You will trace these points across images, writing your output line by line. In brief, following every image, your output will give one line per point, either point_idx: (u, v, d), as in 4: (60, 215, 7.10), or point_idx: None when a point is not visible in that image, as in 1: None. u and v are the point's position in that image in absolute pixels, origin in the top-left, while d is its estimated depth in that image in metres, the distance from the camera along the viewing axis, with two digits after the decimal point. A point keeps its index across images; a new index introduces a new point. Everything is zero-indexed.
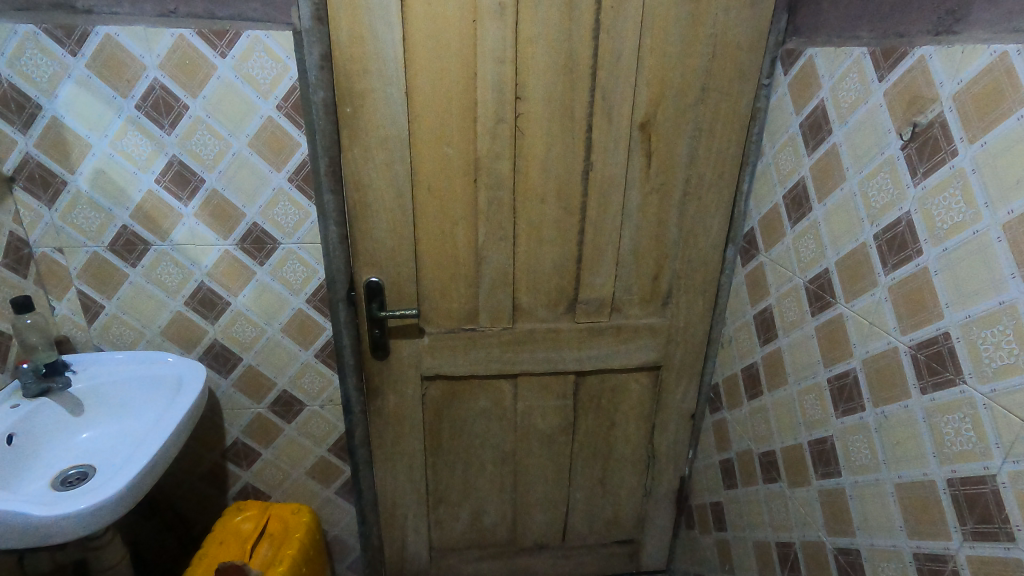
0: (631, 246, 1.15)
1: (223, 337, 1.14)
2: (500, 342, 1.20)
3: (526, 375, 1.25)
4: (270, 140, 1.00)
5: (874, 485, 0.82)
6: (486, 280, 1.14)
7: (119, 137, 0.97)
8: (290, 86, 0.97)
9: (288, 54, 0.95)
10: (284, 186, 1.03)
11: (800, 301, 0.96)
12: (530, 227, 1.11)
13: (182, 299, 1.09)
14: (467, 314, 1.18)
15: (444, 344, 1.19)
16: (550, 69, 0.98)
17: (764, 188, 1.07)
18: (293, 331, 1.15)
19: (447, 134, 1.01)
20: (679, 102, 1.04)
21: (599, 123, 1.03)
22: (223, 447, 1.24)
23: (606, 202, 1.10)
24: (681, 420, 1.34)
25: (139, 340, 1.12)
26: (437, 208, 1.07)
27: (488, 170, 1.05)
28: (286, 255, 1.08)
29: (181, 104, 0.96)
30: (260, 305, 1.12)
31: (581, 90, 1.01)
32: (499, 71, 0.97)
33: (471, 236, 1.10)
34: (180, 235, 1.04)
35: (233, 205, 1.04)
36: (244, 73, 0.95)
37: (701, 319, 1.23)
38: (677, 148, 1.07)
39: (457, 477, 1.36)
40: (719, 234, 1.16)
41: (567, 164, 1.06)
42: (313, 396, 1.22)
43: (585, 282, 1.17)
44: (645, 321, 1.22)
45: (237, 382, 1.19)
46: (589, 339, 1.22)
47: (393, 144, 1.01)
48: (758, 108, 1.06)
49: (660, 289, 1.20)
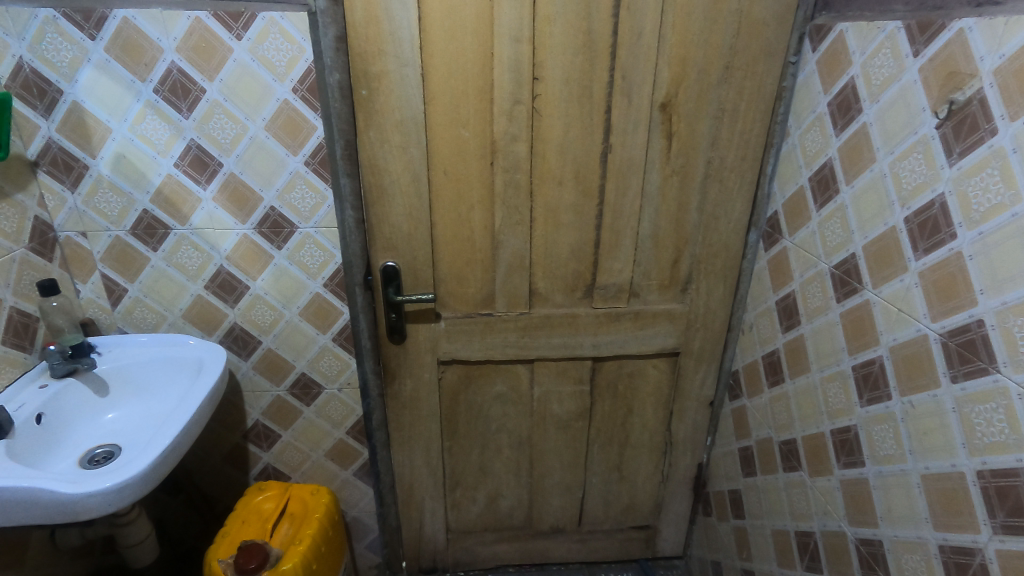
0: (651, 230, 1.13)
1: (243, 321, 1.14)
2: (516, 328, 1.20)
3: (543, 360, 1.25)
4: (286, 124, 0.99)
5: (898, 475, 0.80)
6: (503, 264, 1.14)
7: (138, 121, 0.97)
8: (306, 68, 0.96)
9: (303, 35, 0.94)
10: (301, 169, 1.02)
11: (825, 286, 0.94)
12: (546, 210, 1.10)
13: (202, 282, 1.10)
14: (483, 299, 1.18)
15: (461, 329, 1.19)
16: (568, 48, 0.97)
17: (789, 169, 1.04)
18: (311, 315, 1.15)
19: (464, 117, 1.01)
20: (701, 81, 1.01)
21: (618, 102, 1.01)
22: (244, 429, 1.26)
23: (625, 185, 1.08)
24: (700, 407, 1.33)
25: (161, 323, 1.13)
26: (453, 192, 1.07)
27: (505, 152, 1.04)
28: (304, 239, 1.08)
29: (198, 87, 0.95)
30: (278, 289, 1.12)
31: (601, 70, 0.99)
32: (516, 50, 0.96)
33: (487, 219, 1.10)
34: (199, 219, 1.05)
35: (250, 188, 1.03)
36: (260, 56, 0.94)
37: (721, 305, 1.21)
38: (700, 130, 1.05)
39: (474, 460, 1.37)
40: (741, 219, 1.13)
41: (586, 146, 1.05)
42: (331, 379, 1.22)
43: (602, 267, 1.16)
44: (663, 306, 1.21)
45: (257, 366, 1.19)
46: (607, 325, 1.21)
47: (409, 128, 1.01)
48: (783, 87, 1.03)
49: (679, 275, 1.18)
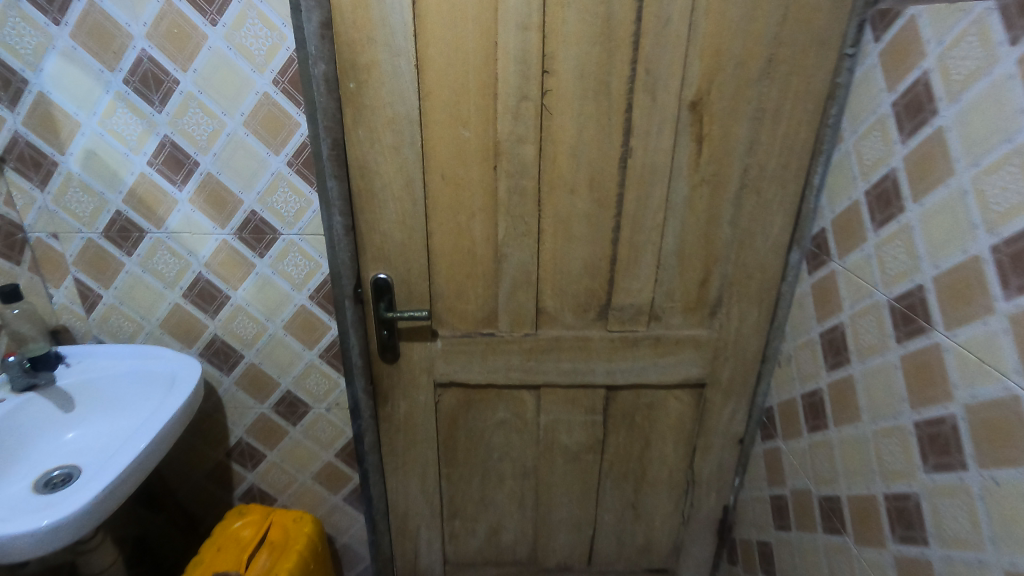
0: (675, 246, 1.00)
1: (224, 333, 1.05)
2: (521, 350, 1.08)
3: (550, 386, 1.12)
4: (267, 120, 0.89)
5: (972, 564, 0.65)
6: (507, 280, 1.02)
7: (108, 115, 0.88)
8: (287, 57, 0.86)
9: (284, 21, 0.84)
10: (283, 170, 0.93)
11: (882, 322, 0.79)
12: (556, 221, 0.97)
13: (180, 291, 1.02)
14: (485, 317, 1.06)
15: (459, 350, 1.08)
16: (583, 37, 0.84)
17: (840, 180, 0.89)
18: (296, 330, 1.06)
19: (464, 114, 0.89)
20: (738, 76, 0.87)
21: (640, 100, 0.88)
22: (228, 447, 1.17)
23: (646, 195, 0.95)
24: (727, 445, 1.18)
25: (138, 332, 1.05)
26: (451, 198, 0.96)
27: (510, 155, 0.92)
28: (287, 247, 0.98)
29: (171, 79, 0.86)
30: (261, 299, 1.03)
31: (620, 63, 0.86)
32: (524, 39, 0.84)
33: (489, 230, 0.98)
34: (175, 223, 0.96)
35: (229, 191, 0.94)
36: (237, 43, 0.85)
37: (754, 333, 1.06)
38: (735, 133, 0.91)
39: (474, 489, 1.25)
40: (781, 236, 0.98)
41: (602, 150, 0.92)
42: (319, 398, 1.13)
43: (619, 286, 1.03)
44: (687, 332, 1.07)
45: (240, 381, 1.10)
46: (623, 351, 1.08)
47: (402, 126, 0.90)
48: (837, 84, 0.87)
49: (707, 297, 1.04)
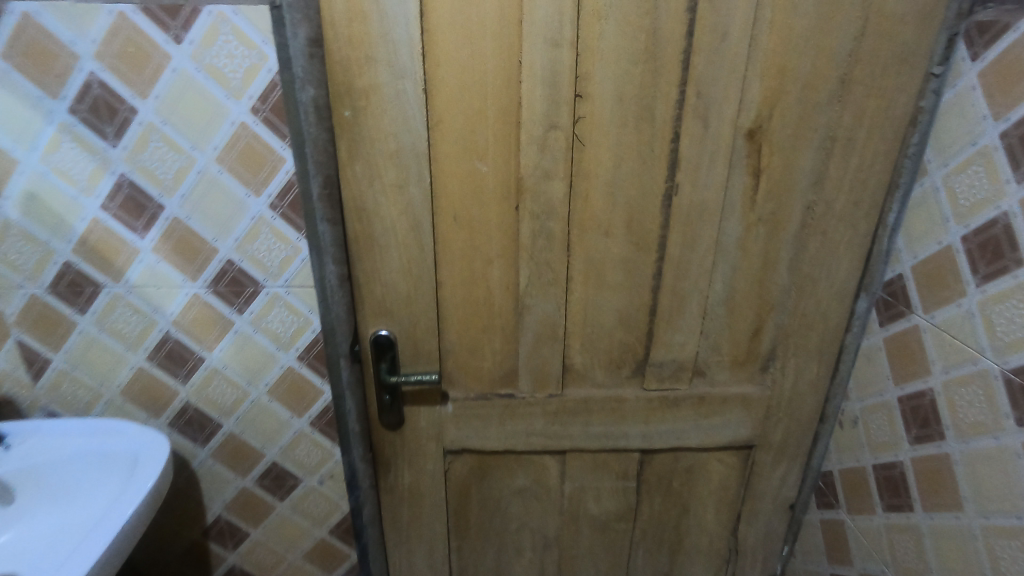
0: (724, 294, 0.86)
1: (198, 400, 0.90)
2: (544, 413, 0.94)
3: (577, 451, 0.98)
4: (245, 155, 0.74)
5: None
6: (529, 335, 0.88)
7: (52, 150, 0.73)
8: (268, 81, 0.71)
9: (264, 38, 0.69)
10: (265, 214, 0.78)
11: (995, 396, 0.65)
12: (588, 267, 0.83)
13: (144, 353, 0.86)
14: (503, 376, 0.92)
15: (473, 413, 0.93)
16: (624, 55, 0.71)
17: (923, 220, 0.76)
18: (283, 394, 0.90)
19: (480, 146, 0.75)
20: (805, 100, 0.74)
21: (690, 128, 0.75)
22: (204, 525, 1.01)
23: (693, 237, 0.81)
24: (776, 511, 1.04)
25: (96, 401, 0.89)
26: (465, 243, 0.81)
27: (535, 192, 0.78)
28: (271, 302, 0.83)
29: (127, 107, 0.71)
30: (241, 361, 0.88)
31: (667, 85, 0.72)
32: (553, 58, 0.70)
33: (509, 278, 0.84)
34: (137, 275, 0.81)
35: (201, 238, 0.79)
36: (207, 65, 0.70)
37: (812, 389, 0.92)
38: (799, 166, 0.78)
39: (488, 565, 1.09)
40: (847, 282, 0.85)
41: (643, 186, 0.78)
42: (310, 470, 0.97)
43: (658, 339, 0.89)
44: (735, 389, 0.93)
45: (217, 453, 0.95)
46: (662, 411, 0.94)
47: (407, 160, 0.76)
48: (920, 108, 0.74)
49: (759, 350, 0.90)
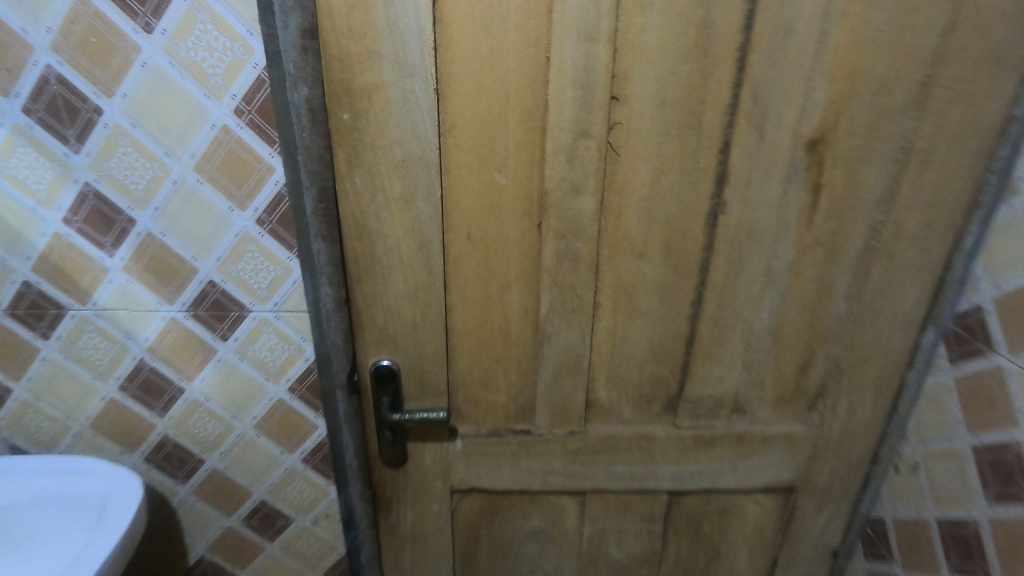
0: (771, 324, 0.76)
1: (178, 434, 0.80)
2: (564, 451, 0.84)
3: (599, 492, 0.88)
4: (228, 163, 0.64)
5: None
6: (550, 366, 0.78)
7: (5, 155, 0.63)
8: (254, 78, 0.61)
9: (249, 27, 0.59)
10: (251, 230, 0.68)
11: None
12: (618, 293, 0.73)
13: (117, 382, 0.77)
14: (518, 411, 0.82)
15: (485, 451, 0.84)
16: (670, 52, 0.60)
17: (1010, 245, 0.65)
18: (272, 429, 0.81)
19: (500, 156, 0.65)
20: (877, 106, 0.64)
21: (743, 138, 0.65)
22: (185, 567, 0.91)
23: (740, 261, 0.71)
24: (816, 558, 0.94)
25: (63, 435, 0.80)
26: (479, 264, 0.71)
27: (561, 209, 0.68)
28: (259, 328, 0.74)
29: (91, 106, 0.61)
30: (225, 392, 0.78)
31: (719, 87, 0.62)
32: (587, 54, 0.60)
33: (529, 304, 0.74)
34: (106, 297, 0.71)
35: (178, 256, 0.69)
36: (182, 58, 0.59)
37: (864, 429, 0.82)
38: (865, 182, 0.67)
39: None
40: (912, 312, 0.75)
41: (685, 203, 0.68)
42: (302, 509, 0.88)
43: (695, 373, 0.79)
44: (779, 428, 0.83)
45: (199, 490, 0.85)
46: (695, 451, 0.84)
47: (415, 171, 0.66)
48: (1011, 117, 0.64)
49: (807, 386, 0.80)
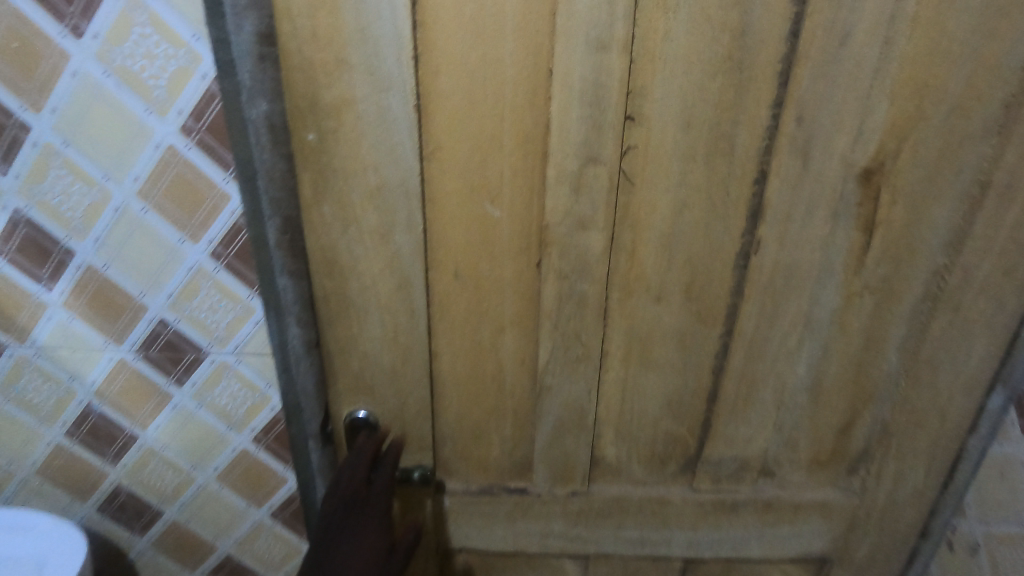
0: (808, 380, 0.65)
1: (133, 484, 0.72)
2: (565, 512, 0.74)
3: (604, 558, 0.77)
4: (176, 189, 0.55)
5: None
6: (550, 420, 0.68)
7: None
8: (203, 91, 0.51)
9: (195, 32, 0.49)
10: (206, 265, 0.59)
11: None
12: (631, 342, 0.63)
13: (63, 428, 0.68)
14: (514, 467, 0.72)
15: (475, 510, 0.74)
16: (699, 63, 0.50)
17: None
18: (237, 480, 0.72)
19: (493, 184, 0.55)
20: (948, 132, 0.53)
21: (783, 167, 0.54)
22: None
23: (775, 308, 0.61)
24: None
25: (5, 481, 0.71)
26: (469, 306, 0.62)
27: (564, 245, 0.58)
28: (218, 372, 0.65)
29: (16, 122, 0.52)
30: (183, 441, 0.69)
31: (758, 106, 0.52)
32: (598, 66, 0.50)
33: (527, 351, 0.64)
34: (46, 335, 0.63)
35: (124, 292, 0.60)
36: (119, 67, 0.50)
37: (913, 499, 0.71)
38: (928, 220, 0.56)
39: None
40: (977, 371, 0.63)
41: (712, 241, 0.58)
42: (272, 565, 0.79)
43: (717, 432, 0.68)
44: (813, 494, 0.72)
45: (158, 543, 0.76)
46: (715, 517, 0.73)
47: (393, 200, 0.56)
48: None
49: (848, 449, 0.69)
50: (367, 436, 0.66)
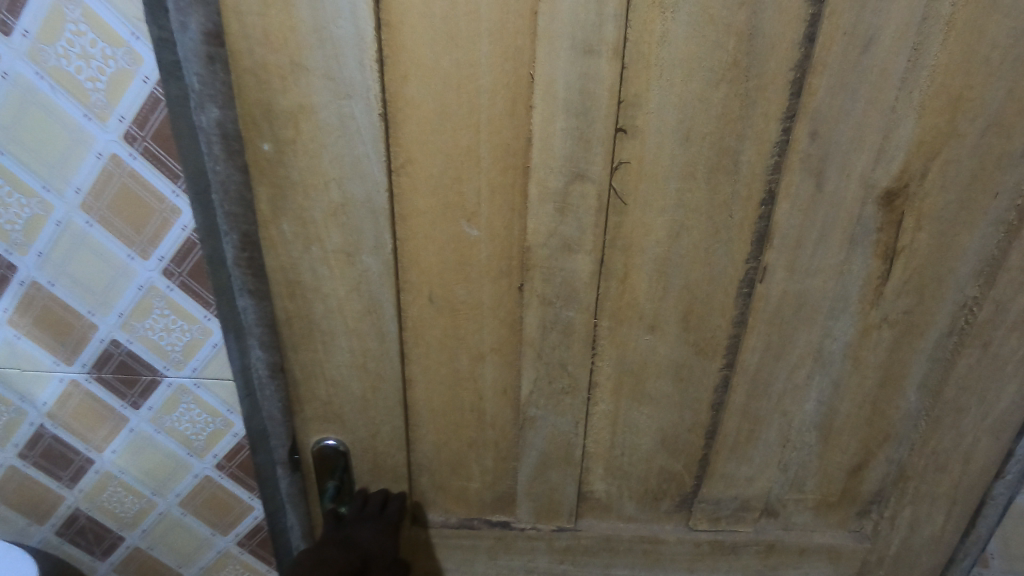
0: (817, 418, 0.59)
1: (92, 508, 0.68)
2: (550, 549, 0.69)
3: None
4: (122, 202, 0.50)
5: None
6: (534, 453, 0.63)
7: None
8: (146, 96, 0.46)
9: (135, 30, 0.44)
10: (157, 284, 0.54)
11: None
12: (622, 373, 0.58)
13: (15, 449, 0.64)
14: (496, 500, 0.67)
15: (454, 544, 0.69)
16: (701, 70, 0.44)
17: None
18: (202, 506, 0.68)
19: (469, 201, 0.50)
20: (983, 151, 0.47)
21: (795, 187, 0.48)
22: None
23: (782, 340, 0.55)
24: None
25: None
26: (445, 332, 0.56)
27: (549, 269, 0.52)
28: (177, 396, 0.60)
29: None
30: (143, 465, 0.65)
31: (767, 119, 0.46)
32: (586, 73, 0.44)
33: (509, 381, 0.59)
34: None
35: (71, 311, 0.56)
36: (53, 68, 0.45)
37: (930, 546, 0.65)
38: (957, 248, 0.50)
39: None
40: (1006, 412, 0.57)
41: (713, 266, 0.52)
42: None
43: (716, 470, 0.63)
44: (819, 537, 0.66)
45: (121, 568, 0.72)
46: (713, 558, 0.68)
47: (359, 217, 0.51)
48: None
49: (860, 490, 0.64)
50: (359, 507, 0.64)
